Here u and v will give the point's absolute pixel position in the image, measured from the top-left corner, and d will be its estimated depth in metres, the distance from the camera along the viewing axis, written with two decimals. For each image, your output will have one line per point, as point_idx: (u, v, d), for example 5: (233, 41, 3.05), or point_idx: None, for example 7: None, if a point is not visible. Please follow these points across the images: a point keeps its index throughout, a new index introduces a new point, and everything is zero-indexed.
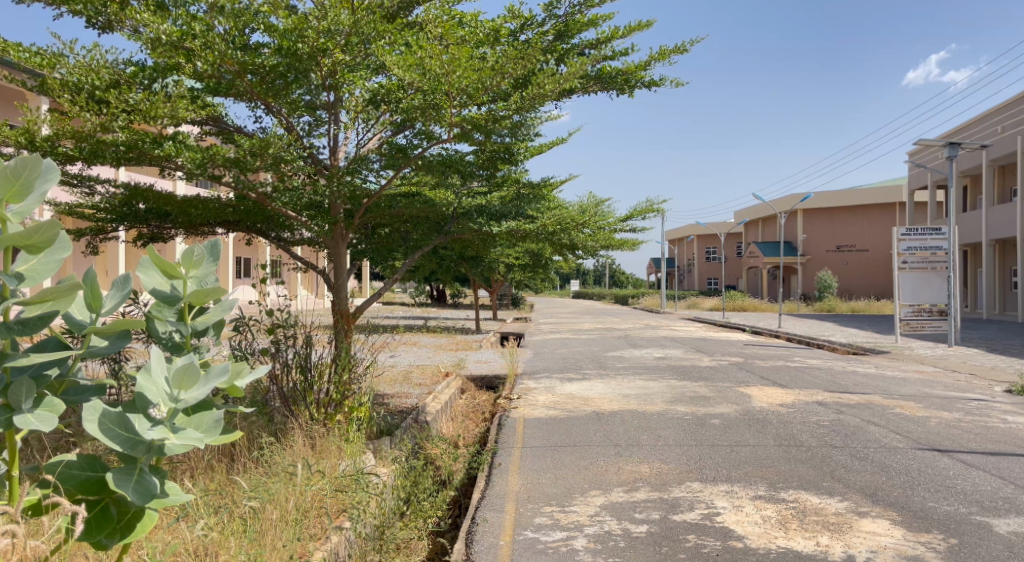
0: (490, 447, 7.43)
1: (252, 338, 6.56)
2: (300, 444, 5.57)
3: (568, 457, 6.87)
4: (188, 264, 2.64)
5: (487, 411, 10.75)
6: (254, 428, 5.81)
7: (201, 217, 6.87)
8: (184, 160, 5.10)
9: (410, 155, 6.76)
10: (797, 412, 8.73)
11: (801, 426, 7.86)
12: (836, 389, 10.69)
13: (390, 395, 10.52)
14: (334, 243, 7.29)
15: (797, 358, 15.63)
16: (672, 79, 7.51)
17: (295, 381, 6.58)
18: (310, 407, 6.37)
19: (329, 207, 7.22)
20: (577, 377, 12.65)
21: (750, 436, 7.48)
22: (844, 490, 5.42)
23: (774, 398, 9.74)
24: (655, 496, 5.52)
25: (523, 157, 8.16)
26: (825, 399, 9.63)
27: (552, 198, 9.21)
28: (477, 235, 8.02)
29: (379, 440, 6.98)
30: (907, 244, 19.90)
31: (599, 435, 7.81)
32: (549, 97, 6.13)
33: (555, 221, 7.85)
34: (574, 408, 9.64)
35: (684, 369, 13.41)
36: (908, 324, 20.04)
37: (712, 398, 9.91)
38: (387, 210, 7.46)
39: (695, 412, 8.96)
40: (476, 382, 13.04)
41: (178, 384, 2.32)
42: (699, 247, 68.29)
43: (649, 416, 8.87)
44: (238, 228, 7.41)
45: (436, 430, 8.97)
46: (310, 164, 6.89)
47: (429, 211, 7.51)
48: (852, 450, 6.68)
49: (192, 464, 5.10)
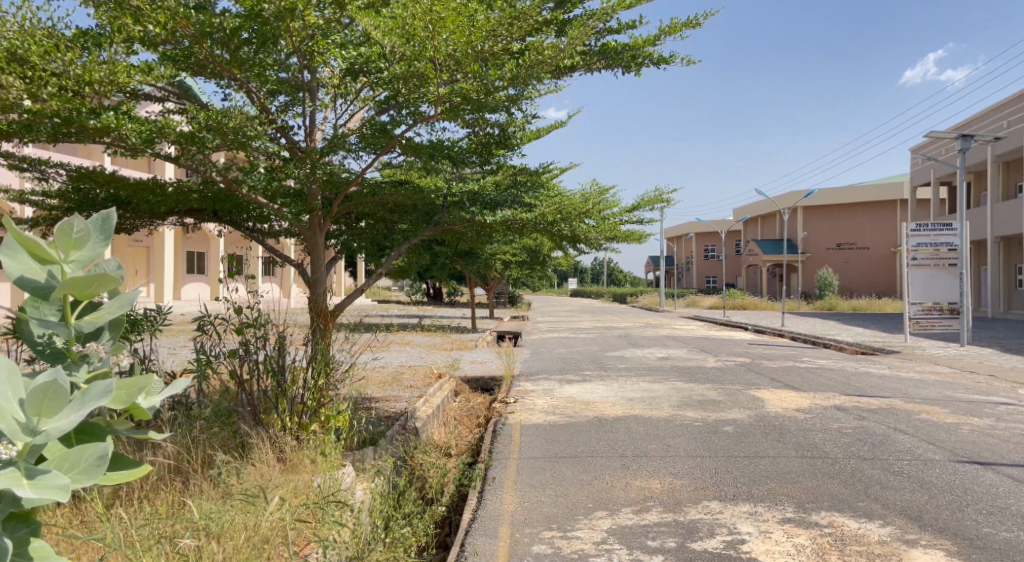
0: (483, 459, 6.76)
1: (218, 339, 5.92)
2: (270, 463, 4.89)
3: (569, 470, 6.21)
4: (67, 245, 1.88)
5: (481, 415, 10.09)
6: (217, 441, 5.12)
7: (163, 204, 6.18)
8: (128, 133, 4.37)
9: (395, 135, 6.06)
10: (816, 418, 8.07)
11: (823, 434, 7.20)
12: (853, 392, 10.04)
13: (378, 398, 9.85)
14: (311, 233, 6.61)
15: (806, 358, 15.01)
16: (684, 55, 6.83)
17: (265, 388, 5.86)
18: (282, 416, 5.68)
19: (305, 193, 6.54)
20: (577, 378, 11.99)
21: (768, 445, 6.82)
22: (886, 513, 4.78)
23: (789, 402, 9.11)
24: (669, 519, 4.85)
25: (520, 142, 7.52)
26: (843, 403, 8.98)
27: (551, 187, 8.54)
28: (469, 226, 7.36)
29: (361, 452, 6.30)
30: (916, 240, 19.28)
31: (602, 444, 7.15)
32: (548, 69, 5.44)
33: (555, 210, 7.19)
34: (574, 413, 8.98)
35: (689, 370, 12.76)
36: (917, 324, 19.44)
37: (722, 402, 9.24)
38: (370, 198, 6.73)
39: (705, 418, 8.30)
40: (470, 385, 12.38)
41: (36, 410, 1.65)
42: (698, 245, 67.73)
43: (656, 421, 8.23)
44: (205, 217, 6.72)
45: (425, 438, 8.33)
46: (283, 146, 6.19)
47: (417, 198, 6.83)
48: (884, 463, 6.04)
49: (142, 486, 4.42)
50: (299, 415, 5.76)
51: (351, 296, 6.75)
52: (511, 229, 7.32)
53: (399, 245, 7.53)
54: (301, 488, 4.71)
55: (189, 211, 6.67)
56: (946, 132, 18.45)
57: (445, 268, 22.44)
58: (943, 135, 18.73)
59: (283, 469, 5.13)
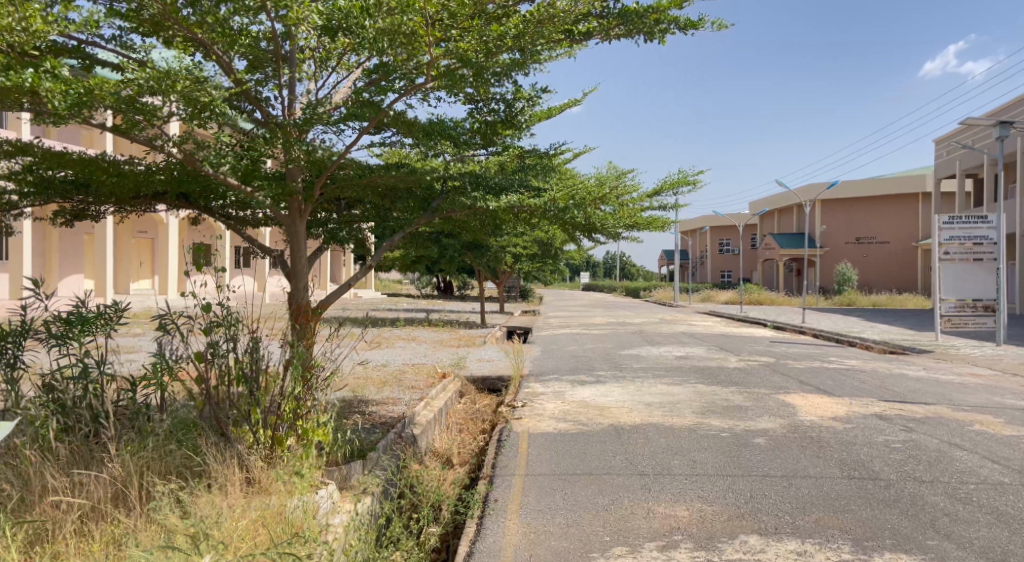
0: (485, 477, 6.01)
1: (182, 341, 5.16)
2: (233, 489, 4.21)
3: (582, 492, 5.46)
4: None
5: (487, 420, 9.34)
6: (174, 461, 4.41)
7: (123, 189, 5.37)
8: (50, 95, 3.66)
9: (382, 106, 5.26)
10: (858, 429, 7.25)
11: (870, 449, 6.38)
12: (893, 397, 9.19)
13: (376, 401, 9.14)
14: (290, 220, 5.85)
15: (834, 358, 14.10)
16: (714, 19, 5.99)
17: (234, 397, 5.11)
18: (255, 429, 4.94)
19: (285, 175, 5.76)
20: (590, 380, 11.23)
21: (807, 462, 6.01)
22: (965, 557, 3.99)
23: (824, 410, 8.28)
24: (701, 559, 4.09)
25: (527, 118, 6.76)
26: (885, 411, 8.13)
27: (563, 171, 7.74)
28: (472, 213, 6.57)
29: (348, 467, 5.60)
30: (948, 233, 18.29)
31: (619, 458, 6.39)
32: (558, 27, 4.63)
33: (566, 195, 6.38)
34: (588, 420, 8.21)
35: (710, 371, 11.93)
36: (949, 321, 18.45)
37: (749, 409, 8.42)
38: (357, 180, 5.94)
39: (733, 427, 7.50)
40: (476, 385, 11.66)
41: None
42: (713, 239, 66.63)
43: (679, 431, 7.44)
44: (173, 202, 5.96)
45: (423, 447, 7.59)
46: (257, 120, 5.41)
47: (410, 180, 6.03)
48: (947, 488, 5.24)
49: (74, 520, 3.73)
50: (273, 428, 5.04)
51: (337, 291, 5.97)
52: (521, 214, 6.51)
53: (392, 234, 6.76)
54: (268, 514, 4.05)
55: (155, 195, 5.91)
56: (983, 119, 17.42)
57: (453, 263, 21.66)
58: (978, 121, 17.69)
59: (251, 492, 4.46)
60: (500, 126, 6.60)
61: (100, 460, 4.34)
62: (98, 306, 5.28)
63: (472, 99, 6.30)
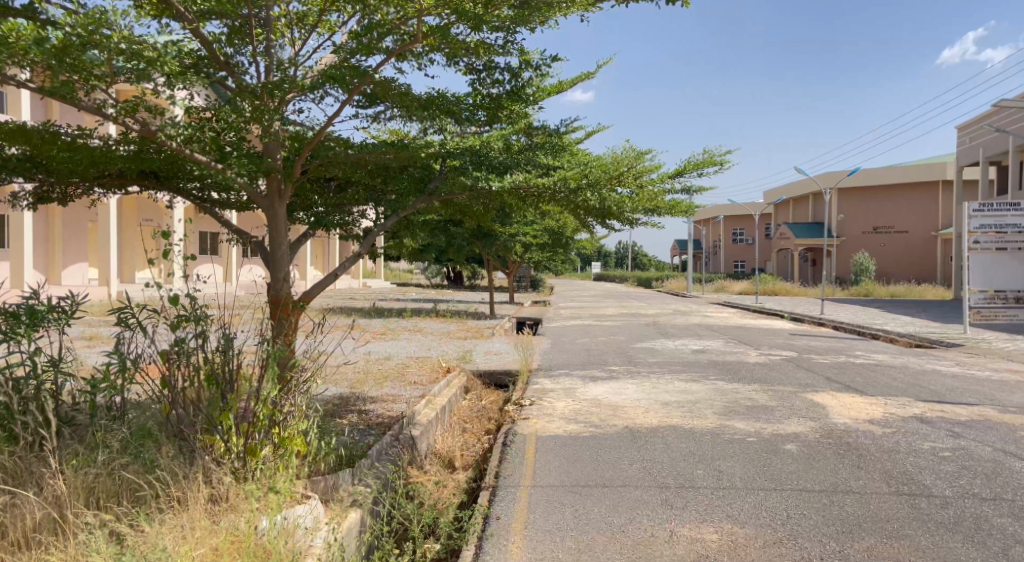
0: (488, 488, 5.42)
1: (142, 338, 4.58)
2: (195, 510, 3.68)
3: (595, 508, 4.86)
4: None
5: (494, 418, 8.76)
6: (127, 478, 3.87)
7: (80, 167, 4.78)
8: None
9: (368, 71, 4.64)
10: (899, 434, 6.57)
11: (916, 459, 5.72)
12: (931, 396, 8.49)
13: (376, 398, 8.57)
14: (268, 202, 5.25)
15: (859, 352, 13.38)
16: None
17: (201, 401, 4.54)
18: (223, 437, 4.37)
19: (262, 152, 5.14)
20: (603, 375, 10.59)
21: (847, 475, 5.36)
22: None
23: (859, 411, 7.61)
24: None
25: (532, 92, 6.13)
26: (925, 413, 7.43)
27: (574, 151, 7.09)
28: (473, 195, 5.96)
29: (335, 477, 5.02)
30: (978, 221, 17.43)
31: (635, 467, 5.78)
32: None
33: (579, 174, 5.74)
34: (600, 420, 7.60)
35: (730, 366, 11.25)
36: (978, 314, 17.62)
37: (776, 410, 7.76)
38: (343, 156, 5.33)
39: (760, 431, 6.84)
40: (483, 380, 11.06)
41: None
42: (727, 228, 65.58)
43: (701, 435, 6.81)
44: (141, 180, 5.37)
45: (423, 450, 7.01)
46: (227, 86, 4.79)
47: (403, 157, 5.41)
48: (1014, 508, 4.59)
49: None
50: (246, 437, 4.47)
51: (321, 282, 5.37)
52: (528, 196, 5.87)
53: (385, 219, 6.15)
54: (236, 534, 3.56)
55: (120, 173, 5.32)
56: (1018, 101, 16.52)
57: (462, 252, 20.99)
58: (1011, 104, 16.78)
59: (216, 513, 3.90)
60: (506, 103, 5.95)
61: (39, 478, 3.78)
62: (51, 299, 4.69)
63: (472, 67, 5.66)
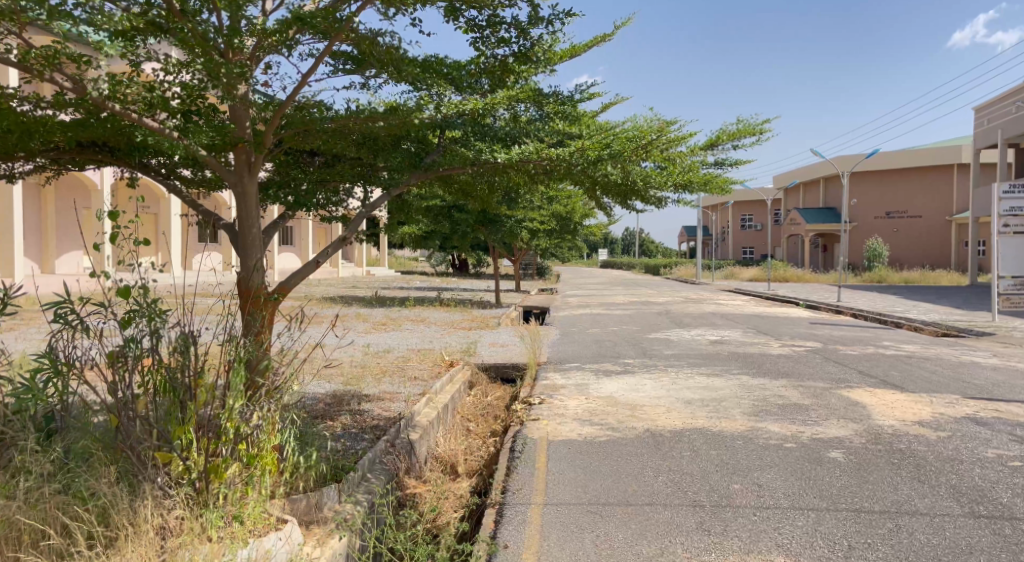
0: (496, 506, 4.74)
1: (82, 337, 3.88)
2: (134, 553, 3.03)
3: (619, 534, 4.16)
4: None
5: (501, 417, 8.09)
6: (54, 511, 3.23)
7: (14, 135, 4.10)
8: None
9: (347, 18, 3.91)
10: (957, 439, 5.82)
11: (984, 471, 4.98)
12: (980, 393, 7.73)
13: (373, 396, 7.91)
14: (236, 176, 4.52)
15: (887, 343, 12.62)
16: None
17: (154, 410, 3.86)
18: (175, 456, 3.69)
19: (229, 119, 4.43)
20: (617, 369, 9.88)
21: (909, 491, 4.63)
22: None
23: (904, 411, 6.87)
24: None
25: (545, 58, 5.46)
26: (979, 414, 6.69)
27: (589, 123, 6.36)
28: (476, 171, 5.27)
29: (319, 494, 4.34)
30: (1008, 203, 16.51)
31: (662, 480, 5.08)
32: None
33: (597, 143, 5.00)
34: (617, 422, 6.90)
35: (752, 359, 10.52)
36: (1008, 301, 16.73)
37: (812, 410, 7.02)
38: (322, 125, 4.60)
39: (798, 436, 6.12)
40: (489, 374, 10.38)
41: None
42: (734, 214, 64.74)
43: (732, 440, 6.10)
44: (91, 154, 4.68)
45: (422, 455, 6.34)
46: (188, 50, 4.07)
47: (395, 124, 4.70)
48: None
49: None
50: (208, 454, 3.78)
51: (299, 270, 4.65)
52: (539, 171, 5.15)
53: (376, 198, 5.42)
54: None
55: (64, 146, 4.64)
56: None
57: (467, 239, 20.22)
58: None
59: (165, 552, 3.24)
60: (512, 65, 5.19)
61: None
62: None
63: (473, 22, 4.95)
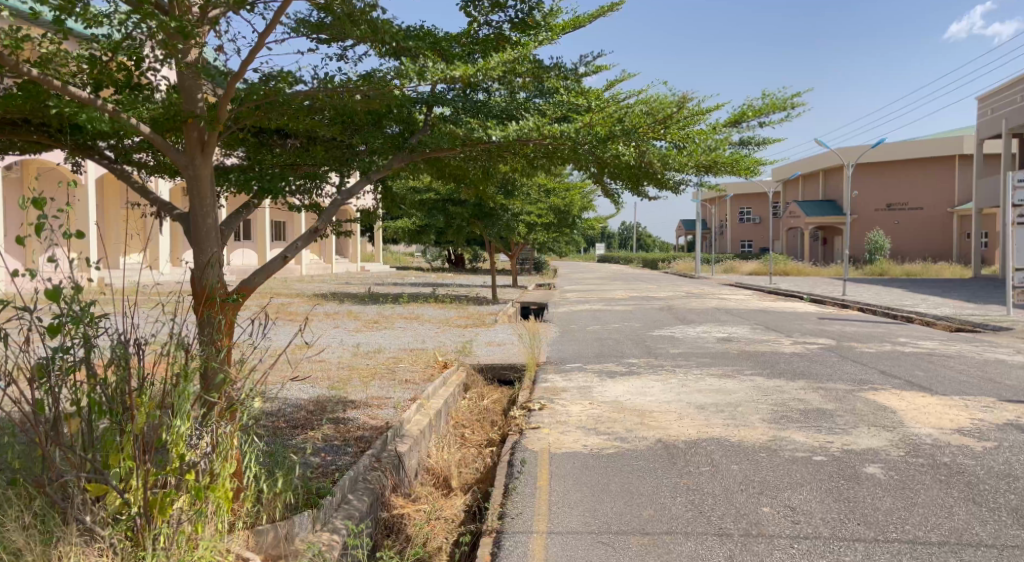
0: (495, 535, 4.12)
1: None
2: None
3: None
4: None
5: (498, 424, 7.46)
6: None
7: None
8: None
9: None
10: (1006, 451, 5.22)
11: None
12: (1016, 395, 7.13)
13: (360, 401, 7.31)
14: (188, 158, 3.85)
15: (904, 339, 12.00)
16: None
17: (80, 435, 3.25)
18: (104, 491, 3.05)
19: (178, 91, 3.78)
20: (623, 370, 9.27)
21: (966, 516, 4.04)
22: None
23: (940, 416, 6.28)
24: None
25: (546, 24, 4.81)
26: (1021, 420, 6.10)
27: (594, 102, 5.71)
28: (467, 151, 4.63)
29: (289, 523, 3.72)
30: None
31: (680, 502, 4.48)
32: None
33: (605, 118, 4.37)
34: (624, 431, 6.28)
35: (765, 357, 9.91)
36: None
37: (839, 417, 6.41)
38: (289, 97, 3.97)
39: (827, 447, 5.52)
40: (485, 375, 9.78)
41: None
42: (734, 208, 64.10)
43: (754, 452, 5.50)
44: (24, 134, 4.08)
45: (411, 470, 5.73)
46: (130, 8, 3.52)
47: (374, 96, 4.06)
48: None
49: None
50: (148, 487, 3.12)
51: (264, 267, 4.02)
52: (539, 152, 4.53)
53: (355, 184, 4.79)
54: None
55: None
56: None
57: (462, 233, 19.54)
58: None
59: None
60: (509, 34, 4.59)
61: None
62: None
63: None
